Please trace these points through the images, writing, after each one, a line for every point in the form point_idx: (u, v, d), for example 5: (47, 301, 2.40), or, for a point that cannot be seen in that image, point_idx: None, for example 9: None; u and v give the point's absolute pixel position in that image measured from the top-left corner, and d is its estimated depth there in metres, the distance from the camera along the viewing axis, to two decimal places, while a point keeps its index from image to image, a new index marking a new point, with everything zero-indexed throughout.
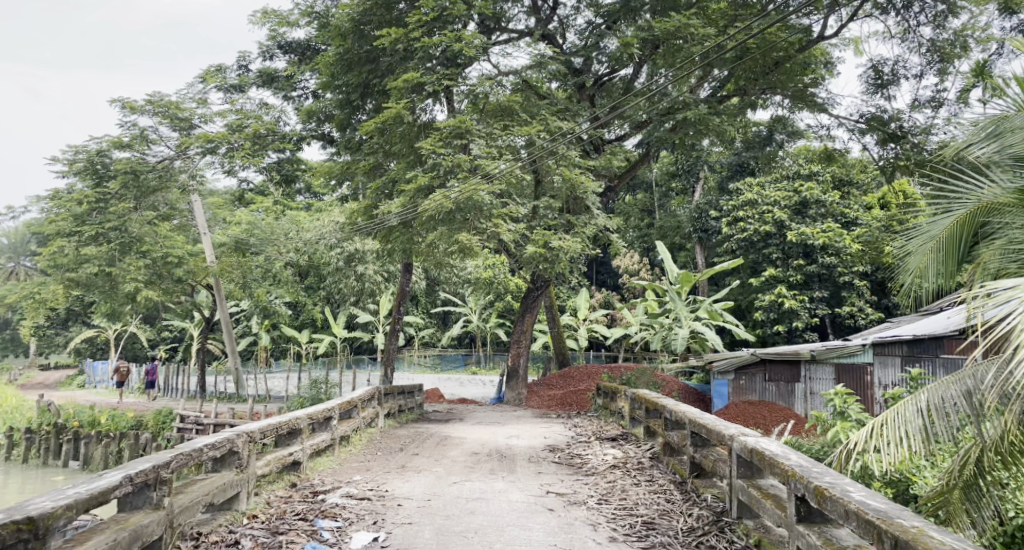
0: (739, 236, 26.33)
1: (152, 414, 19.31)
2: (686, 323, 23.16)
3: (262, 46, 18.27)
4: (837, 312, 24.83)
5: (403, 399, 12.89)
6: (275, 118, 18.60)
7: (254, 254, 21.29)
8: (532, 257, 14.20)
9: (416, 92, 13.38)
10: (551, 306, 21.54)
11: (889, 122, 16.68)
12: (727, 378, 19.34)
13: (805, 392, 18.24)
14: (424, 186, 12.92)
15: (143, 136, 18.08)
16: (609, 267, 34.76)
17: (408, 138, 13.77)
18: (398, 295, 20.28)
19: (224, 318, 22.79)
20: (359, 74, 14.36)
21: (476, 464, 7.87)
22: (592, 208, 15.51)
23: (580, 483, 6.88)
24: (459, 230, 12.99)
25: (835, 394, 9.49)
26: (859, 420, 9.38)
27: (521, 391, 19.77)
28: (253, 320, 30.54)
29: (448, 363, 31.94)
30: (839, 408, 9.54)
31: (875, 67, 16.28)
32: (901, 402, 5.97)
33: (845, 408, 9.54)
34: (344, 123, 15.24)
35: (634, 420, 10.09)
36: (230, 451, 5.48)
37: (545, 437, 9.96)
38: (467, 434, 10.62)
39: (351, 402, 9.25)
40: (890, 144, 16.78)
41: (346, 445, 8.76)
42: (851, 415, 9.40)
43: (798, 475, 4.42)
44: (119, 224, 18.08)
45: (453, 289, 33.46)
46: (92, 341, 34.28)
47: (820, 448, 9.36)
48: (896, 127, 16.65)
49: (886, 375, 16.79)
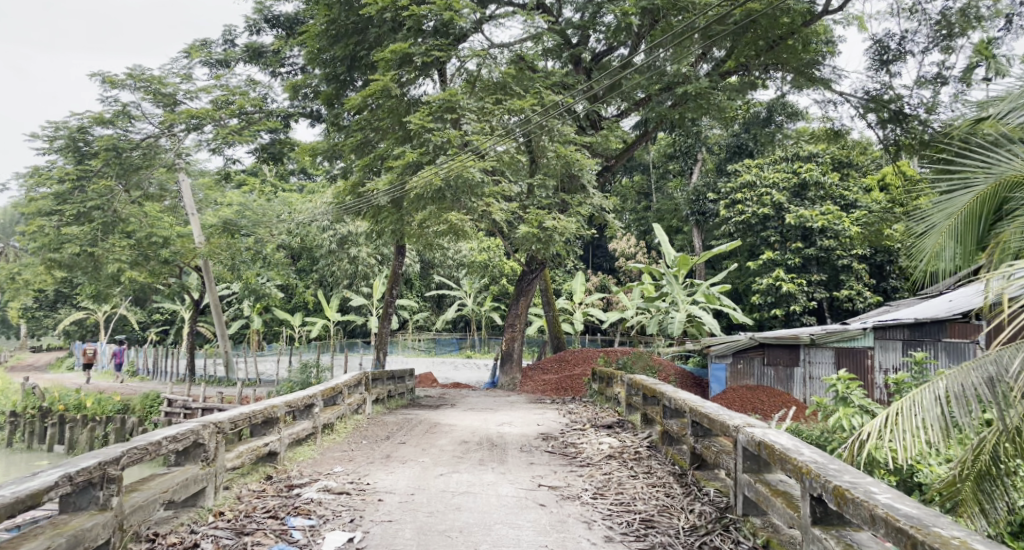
0: (737, 219, 26.00)
1: (139, 397, 18.75)
2: (682, 306, 22.79)
3: (248, 20, 17.85)
4: (835, 296, 24.49)
5: (392, 384, 12.52)
6: (262, 95, 18.04)
7: (245, 237, 21.09)
8: (526, 237, 13.78)
9: (404, 65, 12.93)
10: (547, 290, 21.14)
11: (891, 102, 16.19)
12: (724, 362, 18.94)
13: (805, 377, 17.85)
14: (413, 162, 12.45)
15: (125, 112, 17.49)
16: (605, 251, 34.39)
17: (396, 113, 13.24)
18: (391, 278, 19.81)
19: (212, 300, 22.39)
20: (345, 46, 13.85)
21: (465, 454, 7.47)
22: (589, 188, 15.08)
23: (574, 475, 6.50)
24: (448, 210, 12.68)
25: (838, 379, 9.11)
26: (862, 406, 9.00)
27: (516, 375, 19.40)
28: (244, 303, 30.08)
29: (442, 347, 31.62)
30: (841, 394, 9.13)
31: (880, 42, 15.83)
32: (917, 388, 5.60)
33: (849, 394, 9.13)
34: (330, 99, 14.72)
35: (631, 407, 9.74)
36: (195, 443, 5.08)
37: (539, 425, 9.60)
38: (457, 420, 10.26)
39: (335, 388, 8.87)
40: (888, 125, 16.44)
41: (329, 433, 8.38)
42: (854, 401, 9.01)
43: (814, 473, 4.04)
44: (102, 203, 17.59)
45: (448, 272, 33.08)
46: (81, 324, 33.82)
47: (823, 435, 9.01)
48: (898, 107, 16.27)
49: (887, 359, 16.60)
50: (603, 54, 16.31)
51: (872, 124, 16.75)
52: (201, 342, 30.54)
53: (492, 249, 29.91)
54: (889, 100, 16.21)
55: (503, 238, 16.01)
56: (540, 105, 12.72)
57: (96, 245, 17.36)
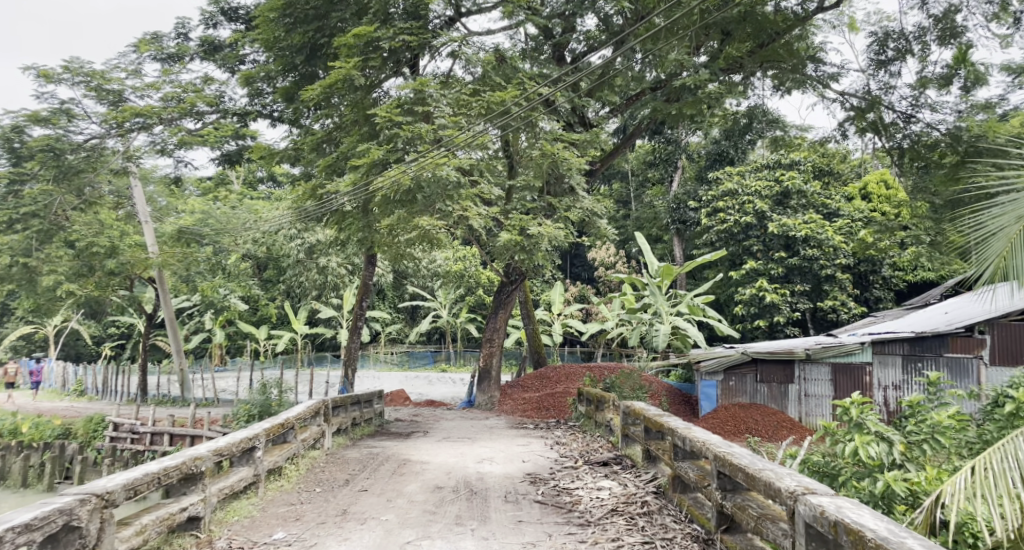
0: (718, 228, 24.95)
1: (82, 421, 17.16)
2: (666, 318, 21.67)
3: (204, 12, 16.64)
4: (819, 307, 23.56)
5: (358, 410, 11.13)
6: (217, 92, 16.62)
7: (203, 245, 19.63)
8: (506, 245, 12.56)
9: (370, 51, 11.74)
10: (525, 302, 19.91)
11: (870, 110, 15.06)
12: (715, 379, 16.86)
13: (800, 394, 16.37)
14: (378, 160, 11.30)
15: (66, 110, 15.90)
16: (584, 260, 33.38)
17: (361, 109, 12.03)
18: (361, 290, 18.32)
19: (166, 314, 20.91)
20: (304, 33, 12.52)
21: (438, 508, 6.31)
22: (578, 191, 13.80)
23: (576, 544, 5.35)
24: (419, 214, 11.61)
25: (851, 402, 7.61)
26: (880, 434, 7.50)
27: (494, 394, 18.00)
28: (206, 315, 28.51)
29: (416, 360, 30.37)
30: (855, 420, 7.62)
31: (881, 39, 14.45)
32: (1009, 440, 4.92)
33: (863, 418, 7.63)
34: (289, 93, 13.36)
35: (627, 439, 8.53)
36: (67, 528, 4.71)
37: (524, 461, 8.39)
38: (430, 455, 9.00)
39: (284, 424, 7.63)
40: (868, 134, 15.40)
41: (276, 479, 7.19)
42: (870, 427, 7.49)
43: None
44: (39, 210, 16.57)
45: (422, 283, 31.67)
46: (29, 338, 31.92)
47: (832, 463, 7.93)
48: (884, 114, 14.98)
49: (886, 375, 15.92)
50: (584, 53, 15.22)
51: (852, 132, 15.57)
52: (160, 357, 28.99)
53: (467, 258, 29.70)
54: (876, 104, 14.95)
55: (480, 246, 14.82)
56: (523, 97, 11.57)
57: (31, 255, 17.23)
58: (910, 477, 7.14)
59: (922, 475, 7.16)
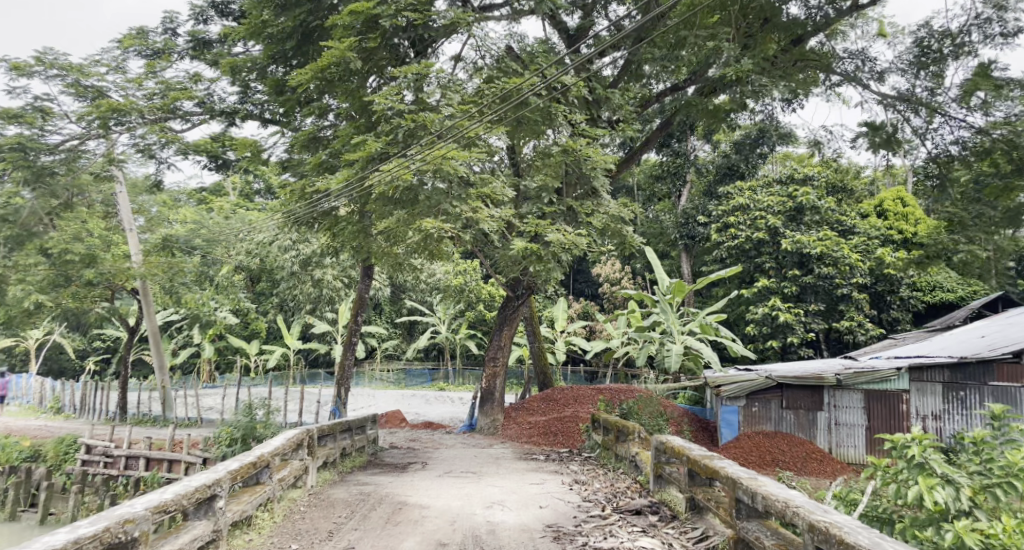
0: (730, 244, 23.58)
1: (53, 442, 15.92)
2: (678, 338, 20.21)
3: (193, 6, 15.56)
4: (836, 327, 22.32)
5: (348, 440, 9.76)
6: (206, 89, 15.42)
7: (186, 253, 18.44)
8: (519, 253, 11.36)
9: (366, 31, 10.75)
10: (532, 319, 18.59)
11: (882, 126, 13.34)
12: (736, 404, 15.04)
13: (830, 423, 14.82)
14: (377, 153, 10.18)
15: (41, 107, 14.78)
16: (588, 276, 32.16)
17: (359, 95, 10.87)
18: (357, 303, 17.01)
19: (149, 327, 19.68)
20: (293, 16, 11.41)
21: None
22: (600, 194, 12.56)
23: None
24: (421, 218, 10.42)
25: (915, 438, 6.43)
26: (947, 476, 6.29)
27: (497, 417, 16.63)
28: (194, 329, 27.21)
29: (413, 378, 29.15)
30: (919, 459, 6.41)
31: (922, 40, 13.01)
32: None
33: (926, 457, 6.42)
34: (278, 85, 12.08)
35: (659, 480, 7.27)
36: None
37: (540, 507, 7.11)
38: (428, 495, 7.73)
39: (261, 462, 6.53)
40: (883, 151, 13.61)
41: (246, 533, 6.06)
42: (936, 468, 6.28)
43: None
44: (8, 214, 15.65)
45: (421, 297, 30.52)
46: (10, 352, 30.53)
47: (889, 507, 6.74)
48: (910, 128, 13.25)
49: (924, 404, 14.61)
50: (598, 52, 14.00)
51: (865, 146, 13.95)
52: (145, 373, 27.62)
53: (468, 271, 28.53)
54: (903, 111, 13.44)
55: (485, 258, 13.57)
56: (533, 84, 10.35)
57: None
58: (982, 526, 5.91)
59: (998, 524, 5.91)
